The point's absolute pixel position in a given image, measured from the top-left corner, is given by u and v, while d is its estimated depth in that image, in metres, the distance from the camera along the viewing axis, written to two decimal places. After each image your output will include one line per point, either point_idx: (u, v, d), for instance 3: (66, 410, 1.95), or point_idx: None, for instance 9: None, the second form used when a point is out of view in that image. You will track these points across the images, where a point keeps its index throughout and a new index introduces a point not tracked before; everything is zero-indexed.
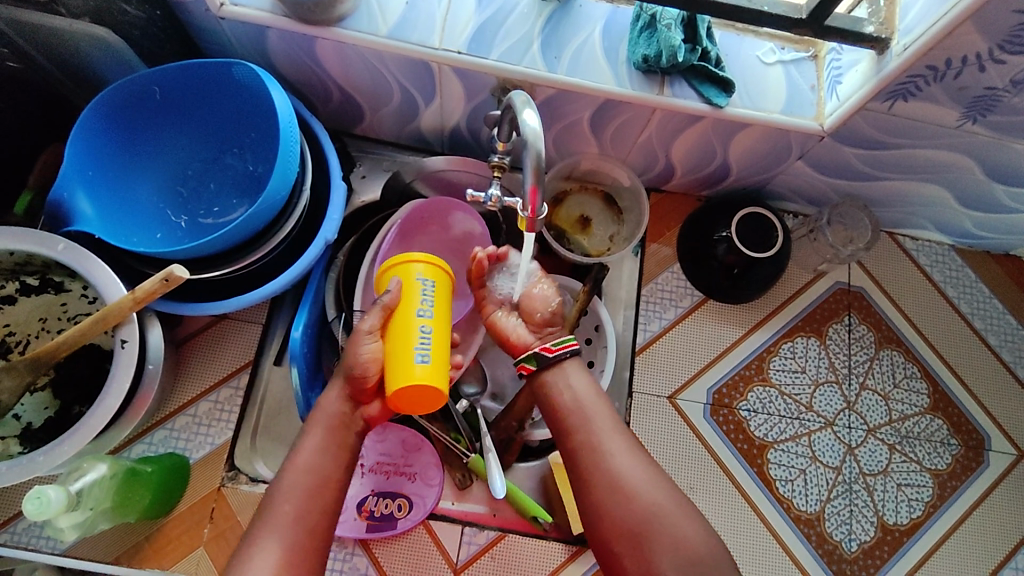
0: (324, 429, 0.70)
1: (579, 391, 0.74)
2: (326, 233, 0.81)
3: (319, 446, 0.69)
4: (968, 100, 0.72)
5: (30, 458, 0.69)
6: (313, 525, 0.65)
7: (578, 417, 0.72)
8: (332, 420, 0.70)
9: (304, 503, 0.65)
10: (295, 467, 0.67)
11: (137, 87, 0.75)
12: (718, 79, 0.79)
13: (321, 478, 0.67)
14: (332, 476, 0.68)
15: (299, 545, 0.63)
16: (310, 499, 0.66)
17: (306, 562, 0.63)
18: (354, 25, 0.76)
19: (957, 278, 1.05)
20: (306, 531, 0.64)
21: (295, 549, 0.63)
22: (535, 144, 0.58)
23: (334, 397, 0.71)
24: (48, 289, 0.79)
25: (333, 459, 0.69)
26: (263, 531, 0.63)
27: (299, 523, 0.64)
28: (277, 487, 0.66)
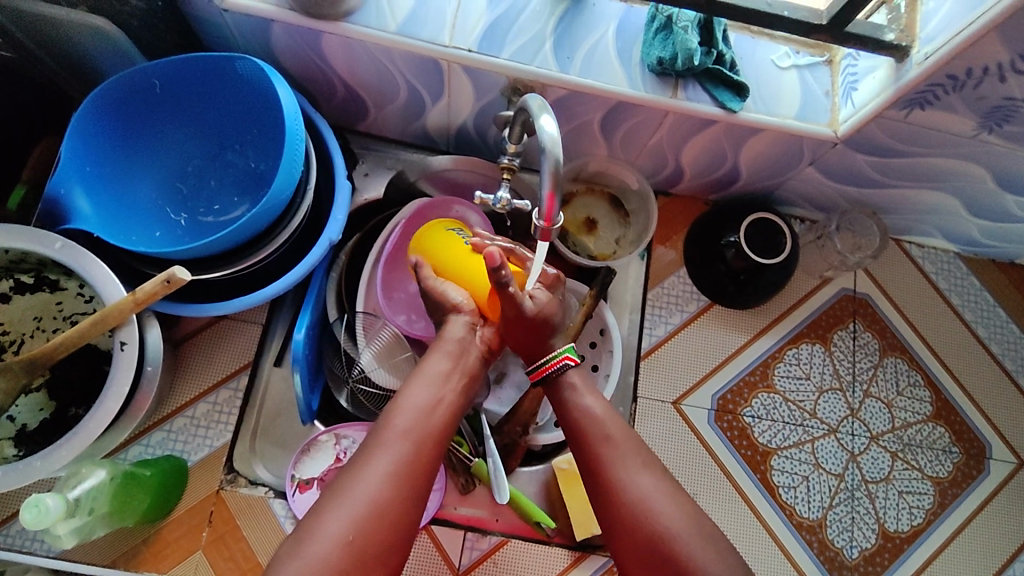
0: (444, 357, 0.70)
1: (593, 405, 0.71)
2: (331, 234, 0.79)
3: (437, 373, 0.69)
4: (985, 110, 0.71)
5: (28, 463, 0.67)
6: (424, 449, 0.64)
7: (596, 433, 0.69)
8: (451, 349, 0.71)
9: (417, 424, 0.64)
10: (413, 389, 0.67)
11: (136, 81, 0.73)
12: (732, 83, 0.77)
13: (433, 405, 0.66)
14: (444, 407, 0.67)
15: (407, 467, 0.62)
16: (423, 423, 0.65)
17: (411, 483, 0.61)
18: (362, 19, 0.74)
19: (962, 286, 1.05)
20: (417, 453, 0.63)
21: (406, 468, 0.62)
22: (553, 150, 0.57)
23: (461, 329, 0.73)
24: (43, 287, 0.77)
25: (446, 390, 0.68)
26: (376, 442, 0.63)
27: (414, 443, 0.63)
28: (390, 409, 0.66)
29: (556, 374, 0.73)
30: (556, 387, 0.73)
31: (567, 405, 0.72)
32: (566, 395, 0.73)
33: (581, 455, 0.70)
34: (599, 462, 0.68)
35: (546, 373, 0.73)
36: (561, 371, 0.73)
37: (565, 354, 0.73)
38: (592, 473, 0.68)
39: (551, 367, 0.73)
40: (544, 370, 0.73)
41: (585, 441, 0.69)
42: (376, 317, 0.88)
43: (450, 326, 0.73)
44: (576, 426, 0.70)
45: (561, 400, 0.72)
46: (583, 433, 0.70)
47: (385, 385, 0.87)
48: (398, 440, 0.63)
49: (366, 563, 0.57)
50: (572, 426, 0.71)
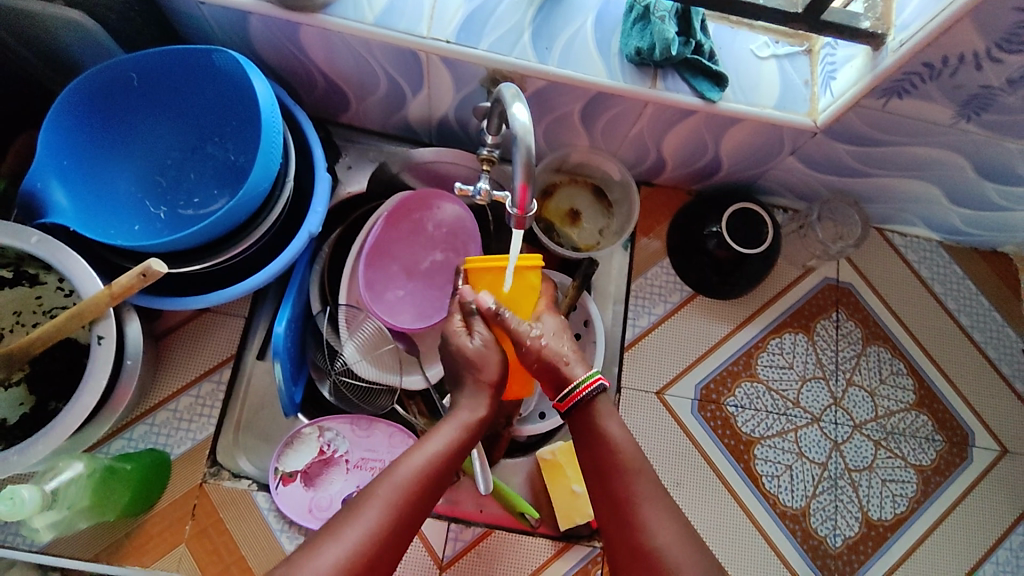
0: (454, 427, 0.69)
1: (620, 434, 0.70)
2: (310, 226, 0.79)
3: (448, 440, 0.67)
4: (962, 98, 0.71)
5: (4, 457, 0.67)
6: (418, 511, 0.63)
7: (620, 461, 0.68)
8: (458, 421, 0.69)
9: (417, 485, 0.63)
10: (419, 450, 0.66)
11: (112, 74, 0.73)
12: (711, 72, 0.77)
13: (436, 471, 0.65)
14: (446, 477, 0.66)
15: (397, 525, 0.61)
16: (423, 486, 0.63)
17: (397, 540, 0.60)
18: (339, 11, 0.74)
19: (945, 275, 1.06)
20: (412, 515, 0.62)
21: (398, 526, 0.61)
22: (525, 139, 0.57)
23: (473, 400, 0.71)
24: (21, 282, 0.77)
25: (452, 460, 0.67)
26: (375, 493, 0.61)
27: (411, 502, 0.62)
28: (395, 464, 0.64)
29: (590, 397, 0.71)
30: (587, 411, 0.71)
31: (594, 429, 0.70)
32: (594, 421, 0.71)
33: (602, 481, 0.69)
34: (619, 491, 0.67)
35: (579, 397, 0.71)
36: (598, 391, 0.71)
37: (596, 374, 0.72)
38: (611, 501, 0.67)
39: (585, 390, 0.71)
40: (577, 394, 0.71)
41: (609, 467, 0.68)
42: (359, 310, 0.88)
43: (464, 398, 0.71)
44: (601, 449, 0.69)
45: (590, 424, 0.71)
46: (607, 458, 0.69)
47: (368, 376, 0.87)
48: (395, 496, 0.62)
49: None
50: (597, 448, 0.70)
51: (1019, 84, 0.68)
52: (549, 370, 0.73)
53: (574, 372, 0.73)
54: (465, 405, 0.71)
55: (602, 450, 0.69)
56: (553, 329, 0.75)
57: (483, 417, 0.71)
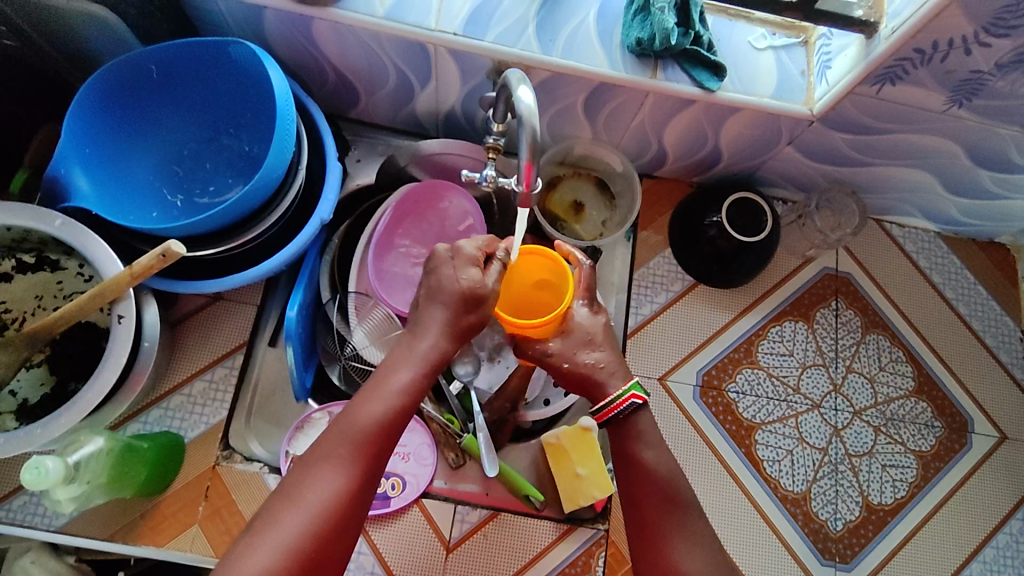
0: (410, 370, 0.66)
1: (655, 460, 0.70)
2: (321, 213, 0.81)
3: (401, 385, 0.65)
4: (954, 83, 0.74)
5: (27, 431, 0.70)
6: (375, 462, 0.62)
7: (653, 488, 0.69)
8: (419, 363, 0.67)
9: (374, 436, 0.63)
10: (369, 400, 0.64)
11: (133, 66, 0.76)
12: (709, 63, 0.80)
13: (389, 417, 0.64)
14: (401, 419, 0.65)
15: (358, 481, 0.61)
16: (376, 437, 0.63)
17: (361, 495, 0.61)
18: (350, 5, 0.77)
19: (943, 265, 1.07)
20: (369, 467, 0.62)
21: (357, 482, 0.61)
22: (531, 121, 0.59)
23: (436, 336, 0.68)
24: (43, 267, 0.80)
25: (408, 404, 0.66)
26: (330, 455, 0.61)
27: (366, 456, 0.62)
28: (346, 418, 0.63)
29: (625, 413, 0.72)
30: (623, 428, 0.73)
31: (630, 454, 0.72)
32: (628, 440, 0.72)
33: (634, 506, 0.70)
34: (649, 518, 0.68)
35: (611, 415, 0.72)
36: (629, 409, 0.72)
37: (631, 393, 0.72)
38: (640, 531, 0.69)
39: (618, 406, 0.72)
40: (610, 411, 0.72)
41: (643, 495, 0.69)
42: (368, 298, 0.91)
43: (419, 336, 0.68)
44: (636, 478, 0.70)
45: (623, 443, 0.72)
46: (641, 487, 0.70)
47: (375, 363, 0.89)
48: (350, 455, 0.61)
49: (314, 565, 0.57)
50: (632, 476, 0.71)
51: (1008, 68, 0.70)
52: (580, 380, 0.74)
53: (608, 387, 0.73)
54: (427, 340, 0.68)
55: (636, 477, 0.70)
56: (583, 339, 0.74)
57: (447, 352, 0.69)
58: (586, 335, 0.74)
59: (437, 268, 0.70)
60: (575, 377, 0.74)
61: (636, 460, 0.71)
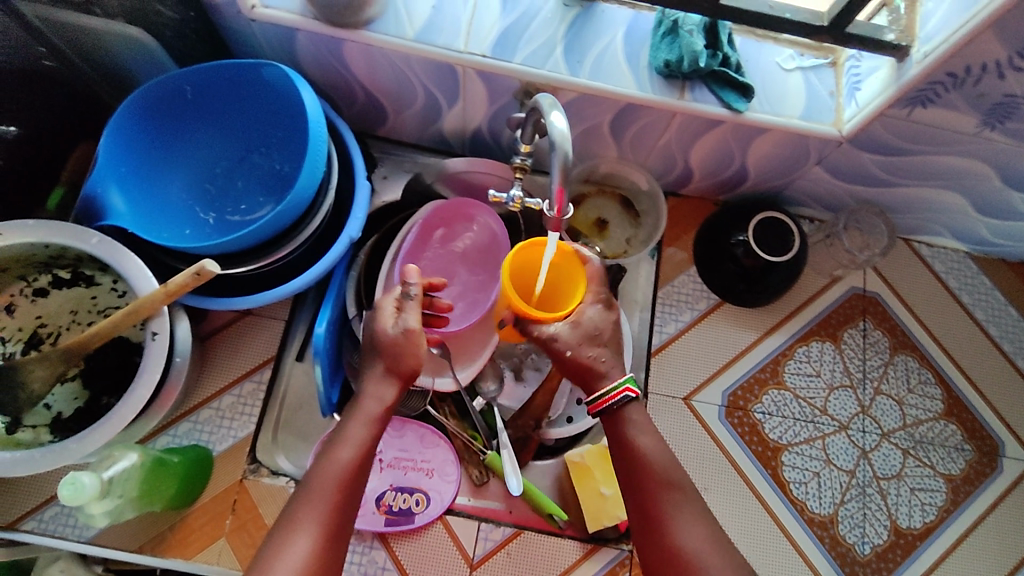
0: (364, 426, 0.69)
1: (651, 449, 0.70)
2: (351, 232, 0.82)
3: (359, 437, 0.68)
4: (987, 107, 0.73)
5: (63, 445, 0.71)
6: (342, 517, 0.64)
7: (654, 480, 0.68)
8: (366, 419, 0.69)
9: (340, 485, 0.65)
10: (329, 458, 0.66)
11: (168, 87, 0.78)
12: (737, 84, 0.79)
13: (351, 471, 0.66)
14: (363, 472, 0.67)
15: (330, 538, 0.62)
16: (340, 492, 0.64)
17: (334, 551, 0.62)
18: (381, 28, 0.78)
19: (972, 286, 1.06)
20: (338, 523, 0.63)
21: (328, 539, 0.62)
22: (563, 146, 0.60)
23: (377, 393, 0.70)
24: (79, 282, 0.81)
25: (367, 456, 0.68)
26: (297, 517, 0.62)
27: (334, 512, 0.63)
28: (309, 479, 0.65)
29: (618, 406, 0.72)
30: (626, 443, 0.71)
31: (625, 446, 0.71)
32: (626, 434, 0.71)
33: (636, 498, 0.69)
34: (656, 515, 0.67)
35: (607, 406, 0.72)
36: (624, 402, 0.72)
37: (626, 385, 0.72)
38: (647, 530, 0.68)
39: (613, 398, 0.71)
40: (606, 401, 0.71)
41: (643, 489, 0.69)
42: None
43: (365, 391, 0.71)
44: (639, 477, 0.69)
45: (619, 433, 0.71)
46: (641, 475, 0.69)
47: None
48: (317, 514, 0.63)
49: None
50: (632, 467, 0.70)
51: None
52: (580, 371, 0.73)
53: (607, 379, 0.73)
54: (370, 395, 0.70)
55: (634, 470, 0.70)
56: (588, 332, 0.72)
57: (391, 403, 0.71)
58: (593, 329, 0.73)
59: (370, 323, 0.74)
60: (575, 369, 0.73)
61: (630, 452, 0.70)
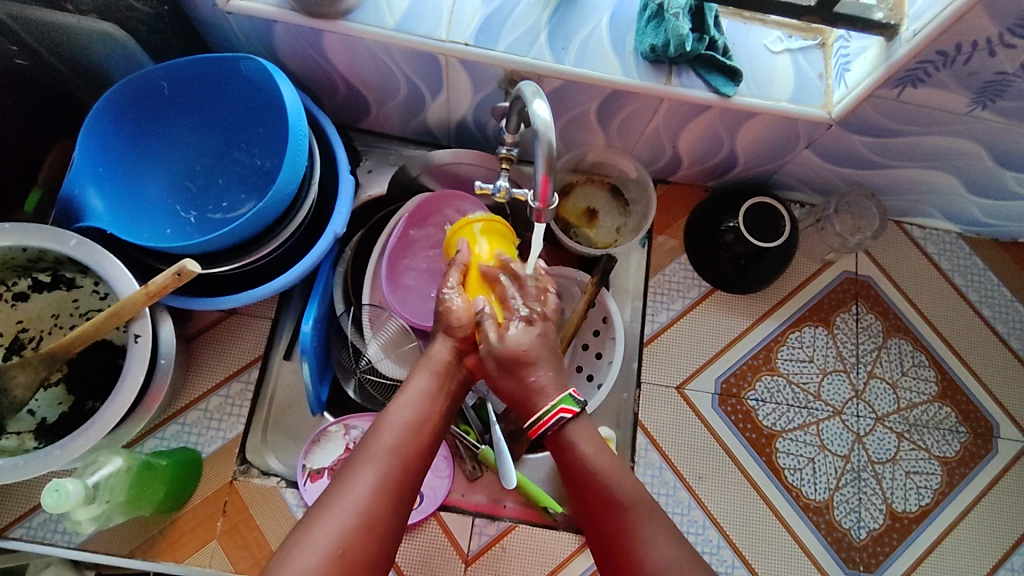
0: (427, 376, 0.72)
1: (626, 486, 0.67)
2: (335, 227, 0.81)
3: (420, 389, 0.70)
4: (977, 85, 0.72)
5: (47, 452, 0.70)
6: (410, 465, 0.65)
7: (603, 497, 0.66)
8: (435, 369, 0.72)
9: (404, 437, 0.66)
10: (399, 404, 0.68)
11: (144, 83, 0.76)
12: (725, 67, 0.78)
13: (417, 422, 0.67)
14: (430, 420, 0.69)
15: (394, 481, 0.63)
16: (404, 439, 0.66)
17: (398, 494, 0.62)
18: (361, 17, 0.76)
19: (965, 266, 1.05)
20: (405, 464, 0.64)
21: (395, 483, 0.63)
22: (546, 134, 0.58)
23: (444, 352, 0.74)
24: (59, 286, 0.80)
25: (434, 405, 0.70)
26: (367, 452, 0.64)
27: (398, 460, 0.64)
28: (377, 423, 0.67)
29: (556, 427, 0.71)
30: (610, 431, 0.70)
31: (574, 465, 0.69)
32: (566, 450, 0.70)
33: (588, 517, 0.67)
34: (609, 530, 0.65)
35: (541, 431, 0.71)
36: (558, 424, 0.71)
37: (561, 406, 0.71)
38: (602, 541, 0.65)
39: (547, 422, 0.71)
40: (541, 427, 0.71)
41: (593, 506, 0.67)
42: (382, 310, 0.89)
43: (430, 350, 0.74)
44: (585, 502, 0.68)
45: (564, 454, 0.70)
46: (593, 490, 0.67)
47: (391, 374, 0.89)
48: (388, 451, 0.64)
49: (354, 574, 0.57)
50: (580, 490, 0.68)
51: None
52: (515, 399, 0.74)
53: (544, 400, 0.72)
54: (438, 356, 0.74)
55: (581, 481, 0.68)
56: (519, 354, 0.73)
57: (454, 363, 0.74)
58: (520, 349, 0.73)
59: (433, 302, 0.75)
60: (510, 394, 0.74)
61: (577, 468, 0.69)
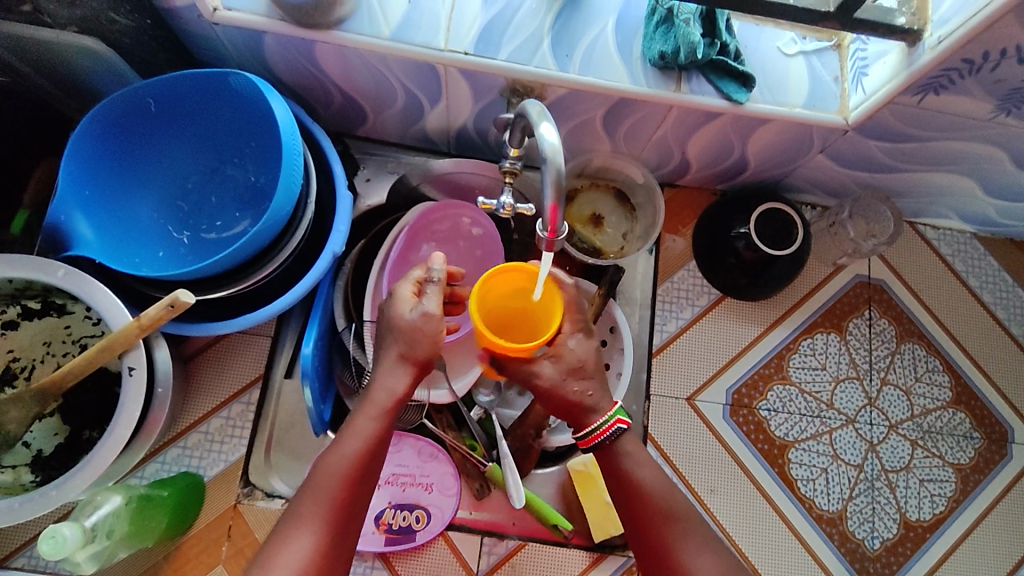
0: (371, 418, 0.65)
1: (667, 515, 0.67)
2: (334, 246, 0.78)
3: (365, 433, 0.64)
4: (1003, 92, 0.69)
5: (43, 492, 0.68)
6: (346, 518, 0.62)
7: (652, 500, 0.67)
8: (377, 414, 0.65)
9: (340, 488, 0.62)
10: (334, 455, 0.63)
11: (130, 100, 0.72)
12: (737, 73, 0.75)
13: (359, 467, 0.63)
14: (372, 469, 0.64)
15: (331, 539, 0.60)
16: (345, 491, 0.62)
17: (336, 554, 0.60)
18: (354, 26, 0.72)
19: (979, 268, 1.03)
20: (340, 524, 0.61)
21: (330, 541, 0.60)
22: (555, 160, 0.55)
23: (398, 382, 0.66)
24: (50, 312, 0.77)
25: (378, 446, 0.65)
26: (302, 515, 0.60)
27: (336, 513, 0.61)
28: (314, 475, 0.63)
29: (609, 441, 0.69)
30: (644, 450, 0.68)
31: (619, 472, 0.69)
32: (617, 464, 0.69)
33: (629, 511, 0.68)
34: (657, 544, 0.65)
35: (596, 442, 0.68)
36: (615, 435, 0.69)
37: (616, 417, 0.69)
38: (647, 549, 0.66)
39: (604, 432, 0.68)
40: (595, 437, 0.68)
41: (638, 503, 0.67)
42: None
43: (376, 379, 0.67)
44: (630, 512, 0.68)
45: (612, 466, 0.69)
46: (637, 495, 0.67)
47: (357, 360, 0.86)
48: (320, 515, 0.61)
49: None
50: (631, 504, 0.68)
51: None
52: (570, 410, 0.70)
53: (595, 414, 0.69)
54: (388, 390, 0.66)
55: (631, 496, 0.67)
56: (572, 366, 0.69)
57: (402, 394, 0.67)
58: (576, 362, 0.69)
59: (385, 308, 0.69)
60: (562, 406, 0.70)
61: (629, 490, 0.68)
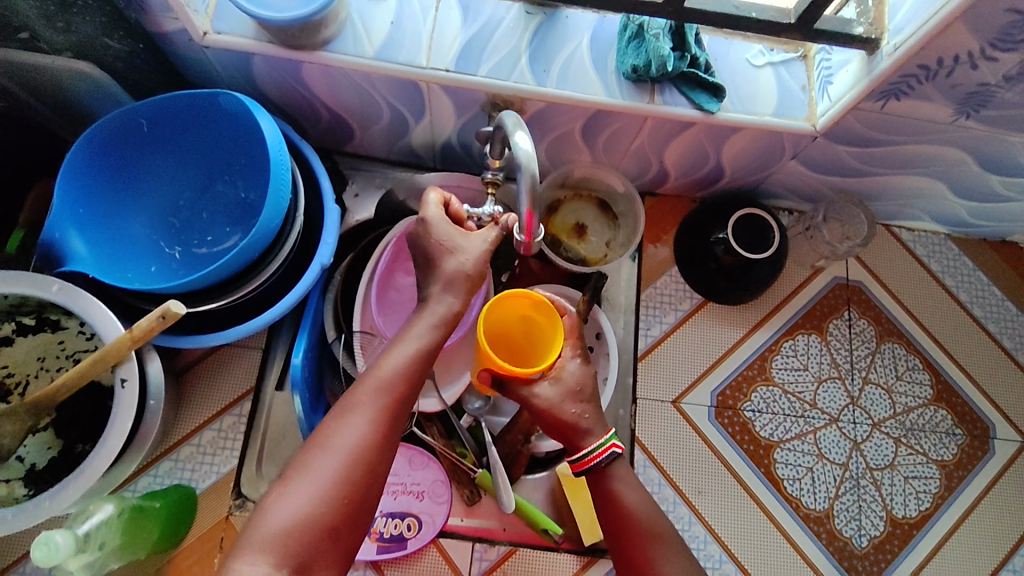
0: (425, 326, 0.68)
1: (646, 511, 0.69)
2: (322, 258, 0.80)
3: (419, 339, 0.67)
4: (961, 96, 0.72)
5: (37, 503, 0.69)
6: (400, 410, 0.63)
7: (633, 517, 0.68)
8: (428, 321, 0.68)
9: (397, 383, 0.64)
10: (391, 355, 0.65)
11: (123, 121, 0.75)
12: (708, 84, 0.78)
13: (414, 366, 0.65)
14: (424, 371, 0.66)
15: (385, 428, 0.62)
16: (401, 385, 0.64)
17: (388, 442, 0.62)
18: (339, 47, 0.75)
19: (954, 267, 1.05)
20: (396, 417, 0.63)
21: (384, 429, 0.62)
22: (529, 166, 0.58)
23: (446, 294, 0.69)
24: (43, 328, 0.78)
25: (430, 351, 0.67)
26: (358, 402, 0.62)
27: (392, 404, 0.63)
28: (373, 371, 0.64)
29: (603, 464, 0.71)
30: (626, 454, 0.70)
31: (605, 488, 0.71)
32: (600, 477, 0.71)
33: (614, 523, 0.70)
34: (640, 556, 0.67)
35: (589, 465, 0.70)
36: (609, 459, 0.70)
37: (612, 441, 0.71)
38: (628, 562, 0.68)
39: (597, 456, 0.70)
40: (590, 459, 0.70)
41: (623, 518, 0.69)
42: (373, 336, 0.87)
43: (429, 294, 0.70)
44: (613, 516, 0.69)
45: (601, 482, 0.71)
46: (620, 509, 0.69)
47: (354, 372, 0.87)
48: (377, 403, 0.62)
49: (345, 514, 0.58)
50: (615, 515, 0.70)
51: (1016, 79, 0.69)
52: (562, 428, 0.72)
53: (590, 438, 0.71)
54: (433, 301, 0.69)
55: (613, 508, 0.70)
56: (570, 388, 0.73)
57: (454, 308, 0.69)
58: (575, 385, 0.73)
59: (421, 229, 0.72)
60: (556, 426, 0.72)
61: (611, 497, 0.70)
